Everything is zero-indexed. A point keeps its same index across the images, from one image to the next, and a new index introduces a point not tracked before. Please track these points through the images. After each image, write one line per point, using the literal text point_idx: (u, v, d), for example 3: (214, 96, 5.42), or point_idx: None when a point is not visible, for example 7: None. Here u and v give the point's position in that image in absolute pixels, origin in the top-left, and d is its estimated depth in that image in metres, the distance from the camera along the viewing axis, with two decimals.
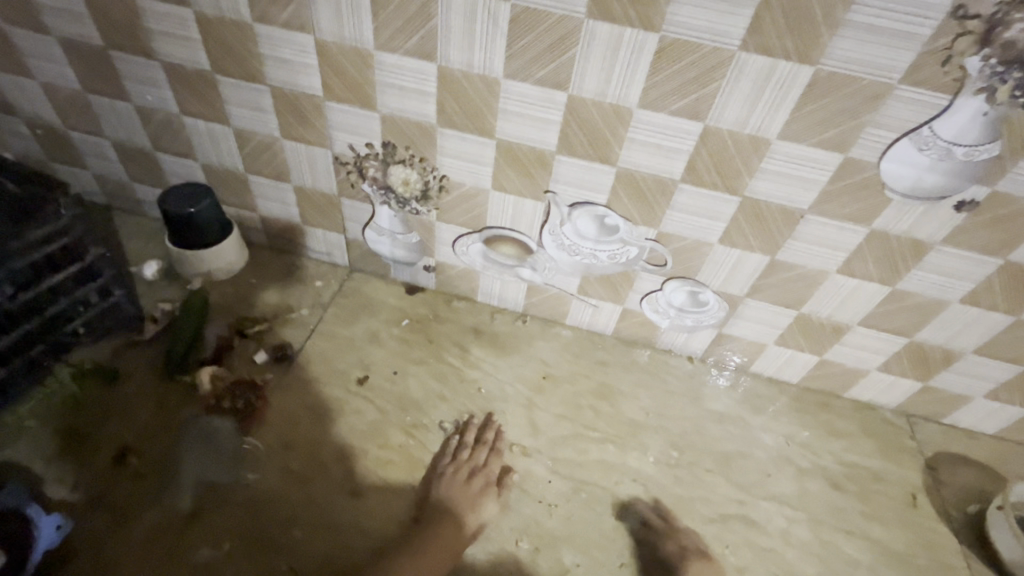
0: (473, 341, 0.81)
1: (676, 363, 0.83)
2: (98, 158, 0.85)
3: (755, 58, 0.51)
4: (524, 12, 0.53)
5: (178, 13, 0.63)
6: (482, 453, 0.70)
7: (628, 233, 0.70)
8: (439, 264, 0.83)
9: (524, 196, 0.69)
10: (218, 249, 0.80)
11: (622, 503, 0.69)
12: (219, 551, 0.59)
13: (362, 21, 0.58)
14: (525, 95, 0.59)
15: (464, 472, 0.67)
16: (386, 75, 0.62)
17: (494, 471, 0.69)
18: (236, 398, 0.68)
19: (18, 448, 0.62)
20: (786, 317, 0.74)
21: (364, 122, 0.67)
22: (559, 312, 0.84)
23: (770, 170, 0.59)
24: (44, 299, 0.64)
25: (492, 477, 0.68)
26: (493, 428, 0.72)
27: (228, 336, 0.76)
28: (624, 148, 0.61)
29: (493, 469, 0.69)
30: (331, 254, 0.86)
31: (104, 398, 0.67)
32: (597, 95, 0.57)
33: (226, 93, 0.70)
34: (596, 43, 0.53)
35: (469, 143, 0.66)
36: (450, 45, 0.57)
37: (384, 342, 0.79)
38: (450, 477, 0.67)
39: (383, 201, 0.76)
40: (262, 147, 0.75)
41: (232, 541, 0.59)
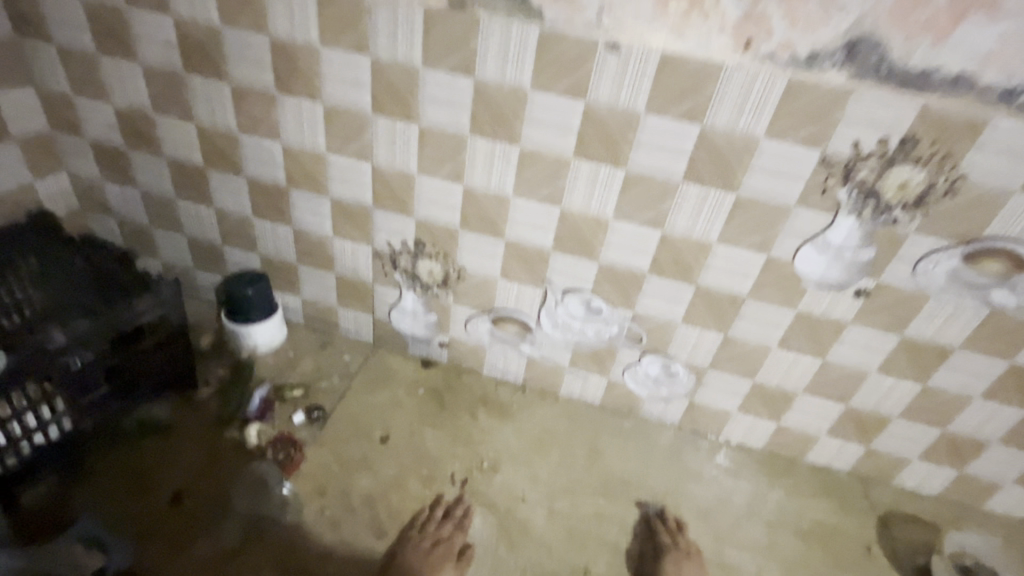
0: (480, 407, 0.94)
1: (656, 430, 0.96)
2: (173, 250, 1.02)
3: (694, 187, 0.71)
4: (529, 152, 0.74)
5: (270, 145, 0.84)
6: (447, 527, 0.76)
7: (611, 314, 0.86)
8: (453, 340, 0.98)
9: (526, 283, 0.87)
10: (265, 324, 0.94)
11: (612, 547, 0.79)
12: None
13: (410, 154, 0.79)
14: (528, 209, 0.79)
15: (428, 543, 0.74)
16: (424, 192, 0.82)
17: (456, 544, 0.75)
18: (276, 450, 0.79)
19: (88, 490, 0.72)
20: (744, 387, 0.88)
21: (402, 225, 0.87)
22: (554, 383, 0.98)
23: (715, 265, 0.77)
24: (132, 359, 0.76)
25: (453, 549, 0.74)
26: (462, 505, 0.79)
27: (271, 397, 0.87)
28: (604, 248, 0.80)
29: (455, 542, 0.75)
30: (359, 332, 1.01)
31: (162, 450, 0.77)
32: (583, 209, 0.77)
33: (295, 202, 0.89)
34: (580, 174, 0.74)
35: (484, 242, 0.84)
36: (474, 172, 0.78)
37: (404, 406, 0.92)
38: (416, 546, 0.73)
39: (410, 286, 0.93)
40: (315, 243, 0.93)
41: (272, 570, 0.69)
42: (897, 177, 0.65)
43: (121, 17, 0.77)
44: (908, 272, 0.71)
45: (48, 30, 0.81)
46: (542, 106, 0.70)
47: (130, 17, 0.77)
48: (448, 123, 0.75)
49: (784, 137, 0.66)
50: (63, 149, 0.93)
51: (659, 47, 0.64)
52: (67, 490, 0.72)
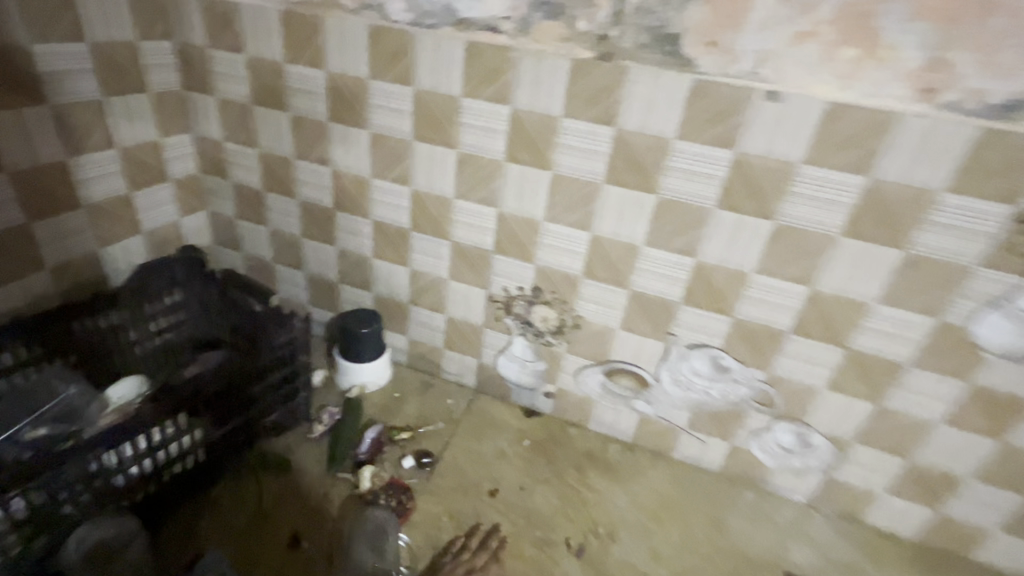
0: (589, 465, 0.89)
1: (784, 506, 0.86)
2: (291, 285, 1.06)
3: (853, 242, 0.66)
4: (666, 201, 0.72)
5: (399, 189, 0.87)
6: (481, 558, 0.73)
7: (741, 374, 0.80)
8: (560, 391, 0.94)
9: (648, 336, 0.83)
10: (375, 363, 0.95)
11: None
12: None
13: (539, 201, 0.79)
14: (660, 259, 0.76)
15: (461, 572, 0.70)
16: (548, 239, 0.81)
17: None
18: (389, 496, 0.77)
19: (214, 521, 0.72)
20: (897, 466, 0.78)
21: (521, 271, 0.86)
22: (667, 444, 0.91)
23: (871, 327, 0.70)
24: (261, 395, 0.78)
25: None
26: (497, 536, 0.76)
27: (380, 440, 0.86)
28: (741, 302, 0.75)
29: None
30: (463, 376, 1.00)
31: (281, 488, 0.77)
32: (720, 261, 0.73)
33: (415, 244, 0.91)
34: (721, 224, 0.71)
35: (607, 291, 0.81)
36: (604, 220, 0.76)
37: (510, 458, 0.88)
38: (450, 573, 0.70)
39: (521, 332, 0.91)
40: (430, 285, 0.94)
41: None
42: None
43: (279, 72, 0.83)
44: None
45: (213, 84, 0.88)
46: (685, 155, 0.68)
47: (287, 72, 0.83)
48: (582, 171, 0.74)
49: (967, 192, 0.59)
50: (208, 190, 1.00)
51: (823, 97, 0.60)
52: (195, 520, 0.72)
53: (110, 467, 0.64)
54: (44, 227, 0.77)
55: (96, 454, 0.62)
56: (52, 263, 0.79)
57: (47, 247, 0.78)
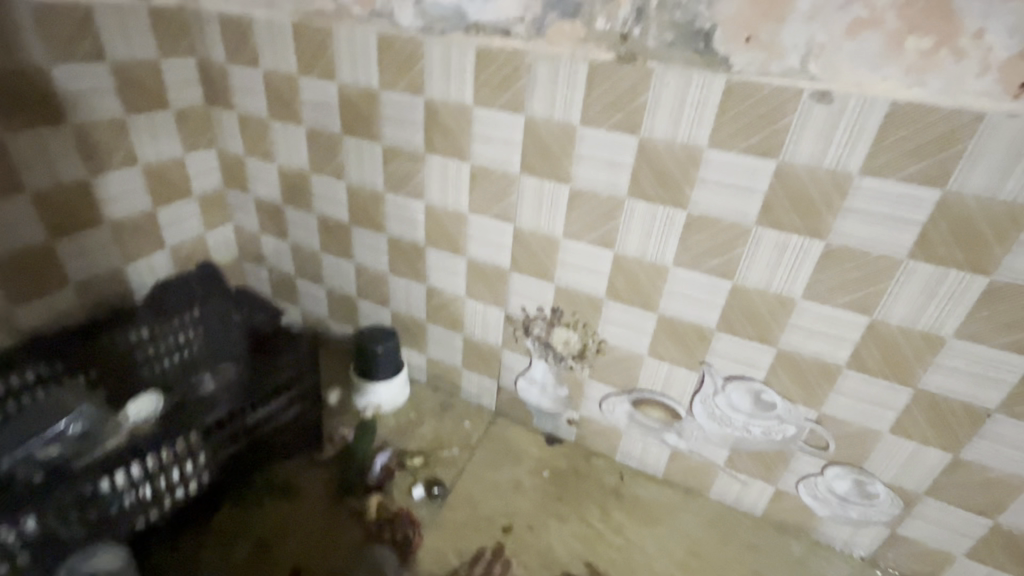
0: (613, 502, 0.81)
1: (837, 561, 0.76)
2: (312, 300, 1.04)
3: (925, 266, 0.56)
4: (698, 218, 0.64)
5: (413, 203, 0.83)
6: None
7: (786, 412, 0.71)
8: (583, 419, 0.87)
9: (679, 365, 0.74)
10: (391, 383, 0.92)
11: None
12: None
13: (557, 216, 0.72)
14: (692, 281, 0.68)
15: None
16: (568, 257, 0.75)
17: None
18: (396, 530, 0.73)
19: (215, 550, 0.70)
20: (978, 526, 0.66)
21: (540, 291, 0.79)
22: (702, 482, 0.82)
23: (947, 365, 0.59)
24: (267, 418, 0.75)
25: None
26: (501, 560, 0.72)
27: (392, 466, 0.83)
28: (786, 332, 0.66)
29: None
30: (482, 398, 0.95)
31: (286, 515, 0.75)
32: (762, 285, 0.64)
33: (431, 260, 0.86)
34: (763, 244, 0.62)
35: (633, 315, 0.74)
36: (629, 238, 0.69)
37: (527, 490, 0.82)
38: None
39: (542, 355, 0.85)
40: (446, 303, 0.89)
41: None
42: None
43: (293, 85, 0.82)
44: None
45: (233, 99, 0.88)
46: (719, 167, 0.60)
47: (301, 85, 0.81)
48: (604, 184, 0.67)
49: None
50: (231, 204, 1.00)
51: (886, 96, 0.51)
52: (197, 547, 0.70)
53: (104, 495, 0.61)
54: (68, 244, 0.78)
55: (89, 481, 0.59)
56: (77, 280, 0.81)
57: (72, 264, 0.79)
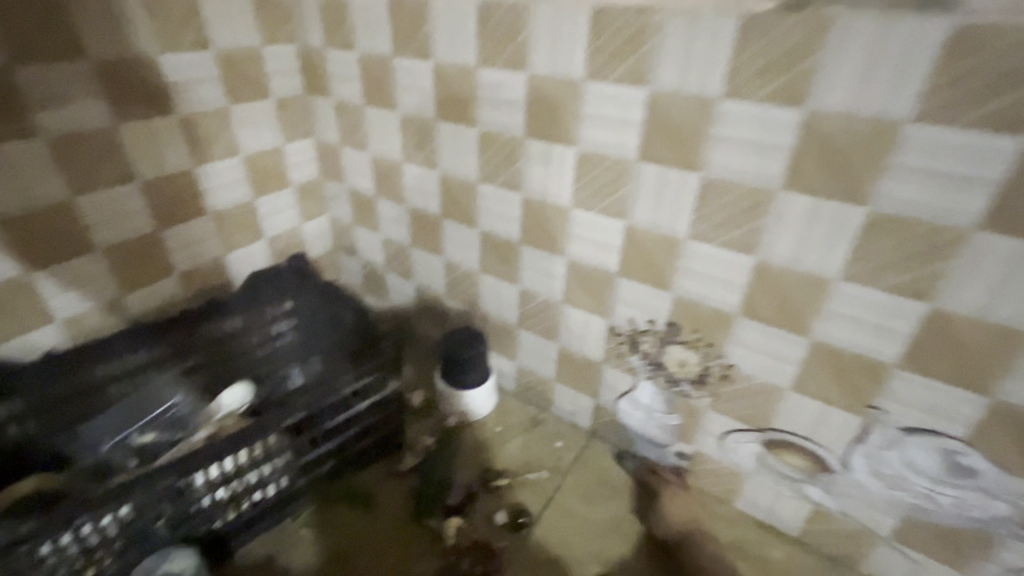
0: (732, 561, 0.67)
1: None
2: (400, 296, 1.00)
3: None
4: (884, 218, 0.48)
5: (508, 195, 0.74)
6: None
7: (996, 484, 0.52)
8: (697, 455, 0.73)
9: (835, 405, 0.58)
10: (477, 391, 0.85)
11: None
12: None
13: (682, 213, 0.59)
14: (865, 302, 0.52)
15: None
16: (692, 262, 0.61)
17: None
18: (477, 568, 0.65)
19: (291, 559, 0.66)
20: None
21: (653, 301, 0.67)
22: (853, 552, 0.65)
23: None
24: (348, 423, 0.71)
25: None
26: None
27: (475, 487, 0.75)
28: (1011, 379, 0.47)
29: None
30: (575, 416, 0.85)
31: (362, 528, 0.70)
32: (978, 313, 0.46)
33: (526, 260, 0.77)
34: (986, 256, 0.44)
35: (774, 338, 0.59)
36: (777, 242, 0.54)
37: (626, 533, 0.70)
38: None
39: (650, 376, 0.72)
40: (541, 308, 0.80)
41: None
42: None
43: (388, 67, 0.76)
44: None
45: (330, 86, 0.84)
46: (928, 148, 0.44)
47: (396, 66, 0.75)
48: (748, 174, 0.53)
49: None
50: (327, 195, 0.98)
51: None
52: (274, 553, 0.67)
53: (186, 493, 0.59)
54: (172, 234, 0.79)
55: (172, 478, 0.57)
56: (180, 269, 0.82)
57: (176, 254, 0.81)
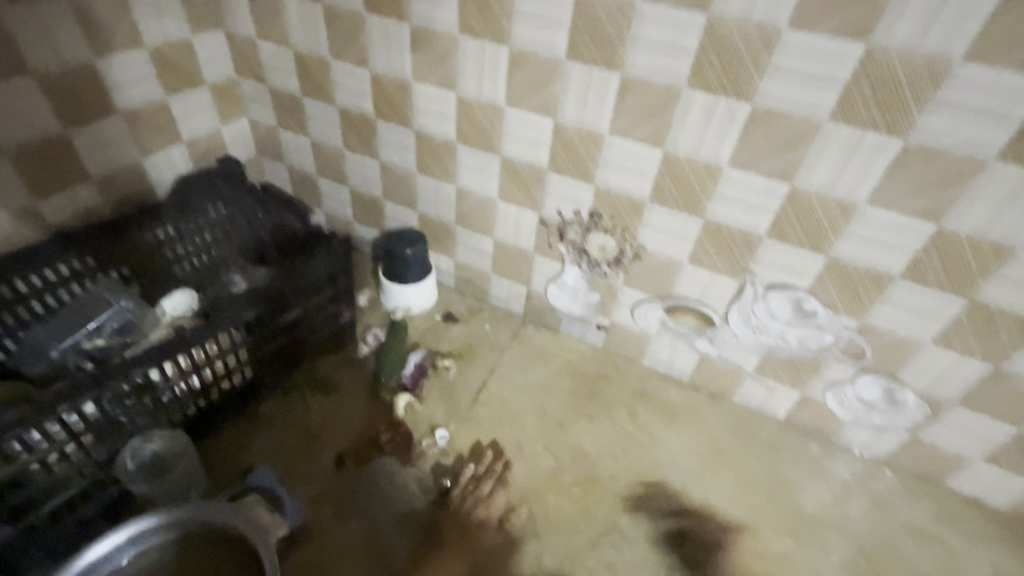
0: (639, 403, 0.84)
1: (854, 462, 0.79)
2: (335, 201, 1.01)
3: (1013, 169, 0.51)
4: (763, 112, 0.58)
5: (444, 94, 0.76)
6: (487, 484, 0.71)
7: (826, 321, 0.70)
8: (613, 325, 0.87)
9: (720, 272, 0.73)
10: (420, 286, 0.91)
11: None
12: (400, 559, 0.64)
13: (604, 111, 0.66)
14: (746, 184, 0.64)
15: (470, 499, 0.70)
16: (612, 156, 0.70)
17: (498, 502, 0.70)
18: (467, 494, 0.70)
19: (263, 437, 0.73)
20: (1002, 434, 0.68)
21: (579, 193, 0.76)
22: (728, 387, 0.84)
23: (1010, 278, 0.57)
24: (303, 316, 0.76)
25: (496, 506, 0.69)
26: (502, 459, 0.74)
27: (424, 364, 0.84)
28: (842, 240, 0.62)
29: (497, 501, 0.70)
30: (511, 303, 0.95)
31: (325, 407, 0.78)
32: (823, 189, 0.60)
33: (462, 159, 0.82)
34: (832, 143, 0.57)
35: (677, 220, 0.71)
36: (682, 135, 0.64)
37: (556, 391, 0.84)
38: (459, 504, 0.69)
39: (575, 261, 0.83)
40: (478, 205, 0.86)
41: (409, 555, 0.65)
42: None
43: None
44: None
45: None
46: (797, 52, 0.53)
47: None
48: (659, 73, 0.61)
49: None
50: (245, 94, 0.93)
51: None
52: (246, 434, 0.73)
53: (156, 383, 0.63)
54: (81, 136, 0.74)
55: (142, 369, 0.60)
56: (97, 175, 0.78)
57: (90, 158, 0.76)
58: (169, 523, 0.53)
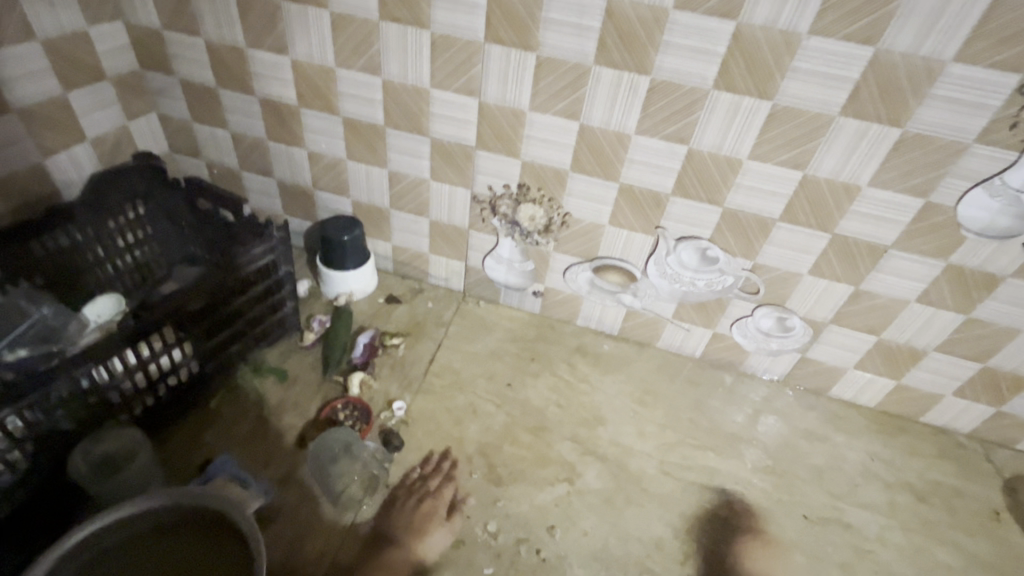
0: (577, 357, 0.92)
1: (759, 385, 0.92)
2: (262, 195, 0.99)
3: (852, 122, 0.63)
4: (660, 84, 0.67)
5: (369, 80, 0.78)
6: (434, 482, 0.71)
7: (726, 265, 0.81)
8: (548, 290, 0.95)
9: (637, 231, 0.82)
10: (360, 271, 0.93)
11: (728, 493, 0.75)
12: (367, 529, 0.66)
13: (524, 89, 0.72)
14: (651, 149, 0.73)
15: (415, 500, 0.68)
16: (534, 130, 0.76)
17: (446, 498, 0.69)
18: (413, 495, 0.69)
19: (217, 431, 0.73)
20: (867, 343, 0.83)
21: (506, 168, 0.81)
22: (652, 335, 0.94)
23: (859, 212, 0.70)
24: (246, 307, 0.75)
25: (445, 502, 0.69)
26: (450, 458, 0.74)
27: (374, 343, 0.87)
28: (732, 191, 0.73)
29: (445, 496, 0.69)
30: (450, 280, 1.00)
31: (278, 394, 0.78)
32: (714, 149, 0.70)
33: (392, 142, 0.85)
34: (717, 108, 0.67)
35: (596, 186, 0.79)
36: (594, 108, 0.71)
37: (501, 355, 0.90)
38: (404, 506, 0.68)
39: (508, 233, 0.89)
40: (411, 187, 0.89)
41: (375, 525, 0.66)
42: None
43: None
44: None
45: None
46: (684, 29, 0.62)
47: None
48: (570, 52, 0.68)
49: (977, 62, 0.56)
50: (153, 89, 0.89)
51: None
52: (199, 429, 0.73)
53: (101, 384, 0.62)
54: None
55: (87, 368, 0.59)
56: None
57: None
58: (140, 513, 0.53)
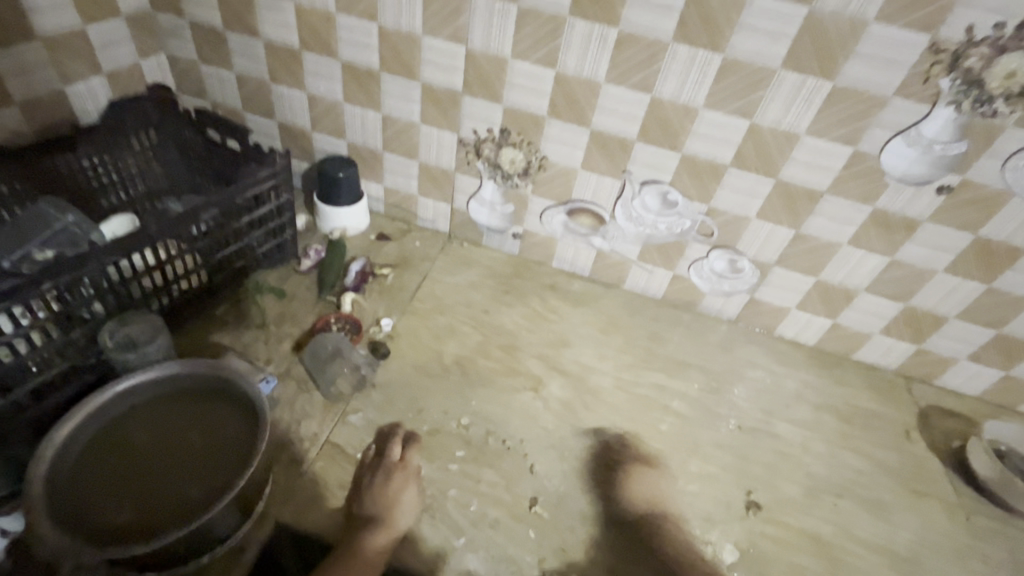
0: (550, 293, 1.02)
1: (713, 323, 1.02)
2: (265, 135, 1.07)
3: (791, 74, 0.72)
4: (626, 36, 0.75)
5: (366, 26, 0.86)
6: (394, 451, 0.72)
7: (685, 208, 0.90)
8: (526, 232, 1.04)
9: (606, 175, 0.91)
10: (354, 208, 1.01)
11: (675, 407, 0.86)
12: (357, 421, 0.76)
13: (506, 38, 0.80)
14: (619, 97, 0.81)
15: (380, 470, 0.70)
16: (515, 78, 0.84)
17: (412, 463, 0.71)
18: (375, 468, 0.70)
19: (223, 333, 0.83)
20: (806, 284, 0.93)
21: (490, 113, 0.90)
22: (619, 276, 1.04)
23: (799, 159, 0.79)
24: (250, 227, 0.83)
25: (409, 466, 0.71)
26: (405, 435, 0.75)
27: (365, 270, 0.95)
28: (689, 138, 0.82)
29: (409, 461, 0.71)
30: (437, 222, 1.08)
31: (276, 307, 0.87)
32: (673, 97, 0.79)
33: (385, 86, 0.92)
34: (676, 59, 0.75)
35: (570, 131, 0.87)
36: (568, 57, 0.79)
37: (480, 288, 0.99)
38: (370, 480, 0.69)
39: (491, 176, 0.97)
40: (402, 130, 0.97)
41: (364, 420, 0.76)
42: (1007, 66, 0.65)
43: None
44: (996, 168, 0.73)
45: None
46: None
47: None
48: (548, 4, 0.76)
49: (893, 21, 0.65)
50: (164, 29, 0.95)
51: None
52: (206, 329, 0.83)
53: (123, 277, 0.71)
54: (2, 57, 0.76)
55: (111, 259, 0.68)
56: (19, 99, 0.80)
57: (11, 81, 0.78)
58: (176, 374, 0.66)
